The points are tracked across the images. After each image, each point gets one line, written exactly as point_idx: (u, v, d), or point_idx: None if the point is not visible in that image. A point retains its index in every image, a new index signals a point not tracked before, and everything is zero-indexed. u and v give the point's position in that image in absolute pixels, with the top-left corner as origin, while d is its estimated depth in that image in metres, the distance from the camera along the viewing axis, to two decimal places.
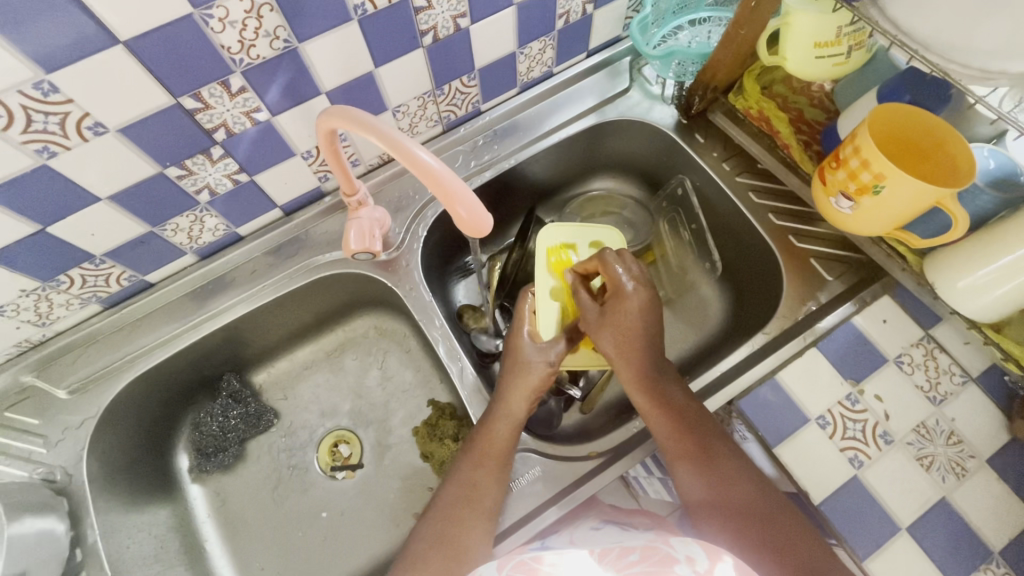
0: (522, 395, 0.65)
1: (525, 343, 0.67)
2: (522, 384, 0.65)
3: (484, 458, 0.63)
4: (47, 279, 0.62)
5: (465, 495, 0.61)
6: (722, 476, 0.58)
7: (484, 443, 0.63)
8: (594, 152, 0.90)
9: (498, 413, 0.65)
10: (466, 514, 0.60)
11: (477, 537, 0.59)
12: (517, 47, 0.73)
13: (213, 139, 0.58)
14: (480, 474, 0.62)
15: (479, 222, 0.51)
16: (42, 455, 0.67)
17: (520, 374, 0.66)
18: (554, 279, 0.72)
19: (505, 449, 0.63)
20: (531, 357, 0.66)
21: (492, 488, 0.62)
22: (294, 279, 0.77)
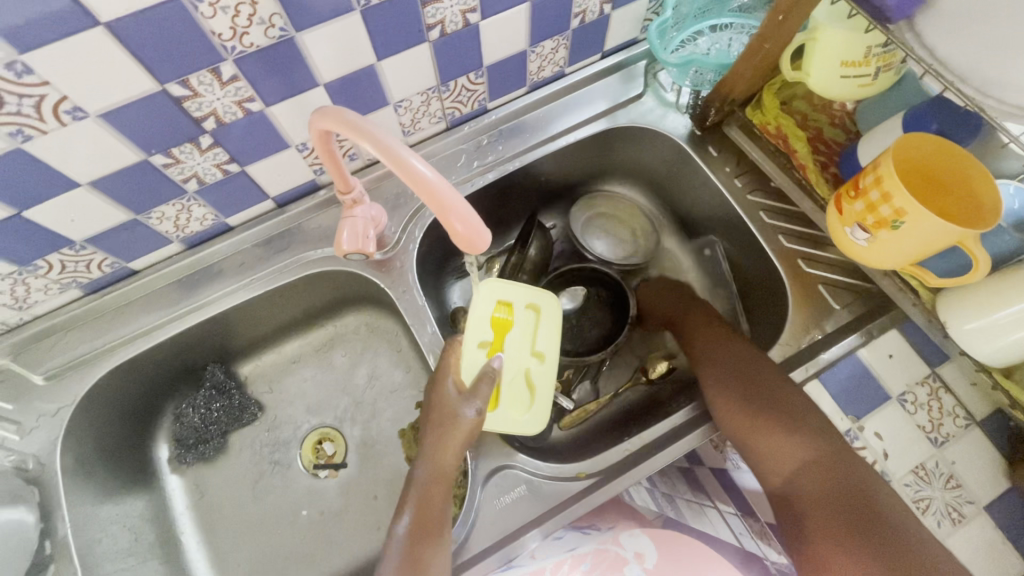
0: (454, 450, 0.61)
1: (451, 396, 0.63)
2: (451, 440, 0.61)
3: (423, 525, 0.58)
4: (23, 263, 0.59)
5: (408, 569, 0.56)
6: (834, 478, 0.57)
7: (421, 511, 0.59)
8: (604, 158, 0.87)
9: (430, 473, 0.61)
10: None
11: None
12: (529, 46, 0.69)
13: (202, 128, 0.55)
14: (423, 544, 0.57)
15: (473, 235, 0.46)
16: (15, 442, 0.65)
17: (449, 428, 0.61)
18: (487, 333, 0.70)
19: (440, 515, 0.59)
20: (456, 409, 0.62)
21: (433, 558, 0.57)
22: (285, 273, 0.75)
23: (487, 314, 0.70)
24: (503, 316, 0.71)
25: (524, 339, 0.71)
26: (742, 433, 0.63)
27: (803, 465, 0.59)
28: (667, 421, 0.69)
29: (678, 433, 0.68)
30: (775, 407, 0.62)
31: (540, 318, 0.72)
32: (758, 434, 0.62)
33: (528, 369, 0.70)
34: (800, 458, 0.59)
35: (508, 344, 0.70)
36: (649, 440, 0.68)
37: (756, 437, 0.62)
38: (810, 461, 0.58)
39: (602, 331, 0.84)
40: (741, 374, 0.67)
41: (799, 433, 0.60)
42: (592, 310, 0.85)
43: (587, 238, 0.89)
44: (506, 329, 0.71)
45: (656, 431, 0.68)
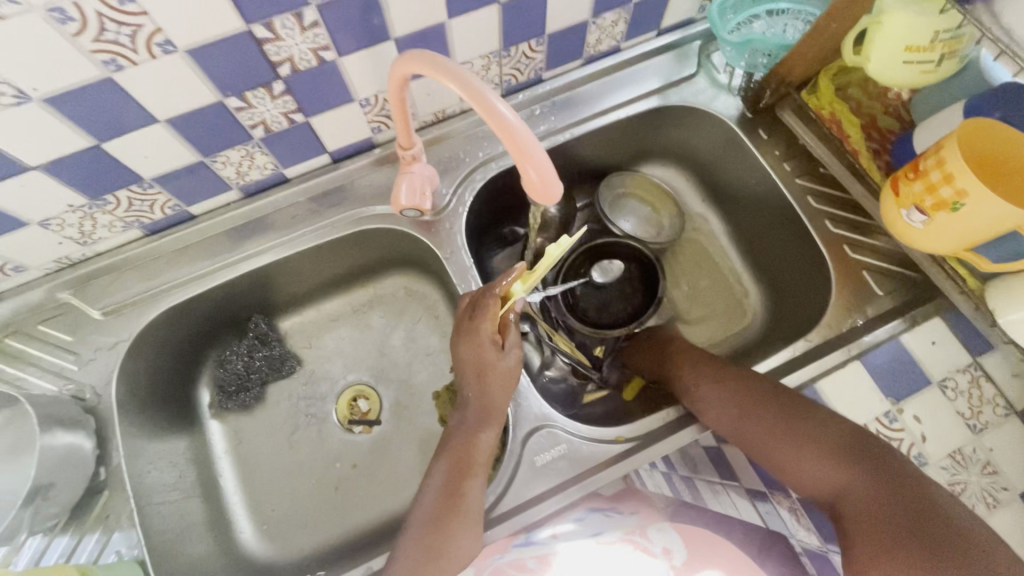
0: (502, 397, 0.64)
1: (487, 347, 0.64)
2: (496, 385, 0.64)
3: (461, 461, 0.61)
4: (95, 197, 0.61)
5: (448, 502, 0.59)
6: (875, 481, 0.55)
7: (467, 452, 0.62)
8: (651, 136, 0.88)
9: (475, 416, 0.64)
10: (448, 520, 0.58)
11: (464, 535, 0.58)
12: (591, 16, 0.70)
13: (277, 73, 0.57)
14: (464, 481, 0.60)
15: (548, 193, 0.47)
16: (74, 372, 0.68)
17: (494, 376, 0.64)
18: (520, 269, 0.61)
19: (487, 455, 0.62)
20: (498, 356, 0.64)
21: (476, 492, 0.60)
22: (337, 228, 0.76)
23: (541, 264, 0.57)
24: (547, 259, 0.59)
25: None
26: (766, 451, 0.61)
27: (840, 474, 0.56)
28: None
29: None
30: (784, 412, 0.62)
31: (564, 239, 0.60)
32: (781, 444, 0.60)
33: None
34: (829, 461, 0.57)
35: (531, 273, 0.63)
36: (684, 412, 0.69)
37: (769, 439, 0.61)
38: (840, 463, 0.57)
39: (628, 309, 0.83)
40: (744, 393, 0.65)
41: (813, 438, 0.59)
42: (622, 287, 0.84)
43: (617, 218, 0.91)
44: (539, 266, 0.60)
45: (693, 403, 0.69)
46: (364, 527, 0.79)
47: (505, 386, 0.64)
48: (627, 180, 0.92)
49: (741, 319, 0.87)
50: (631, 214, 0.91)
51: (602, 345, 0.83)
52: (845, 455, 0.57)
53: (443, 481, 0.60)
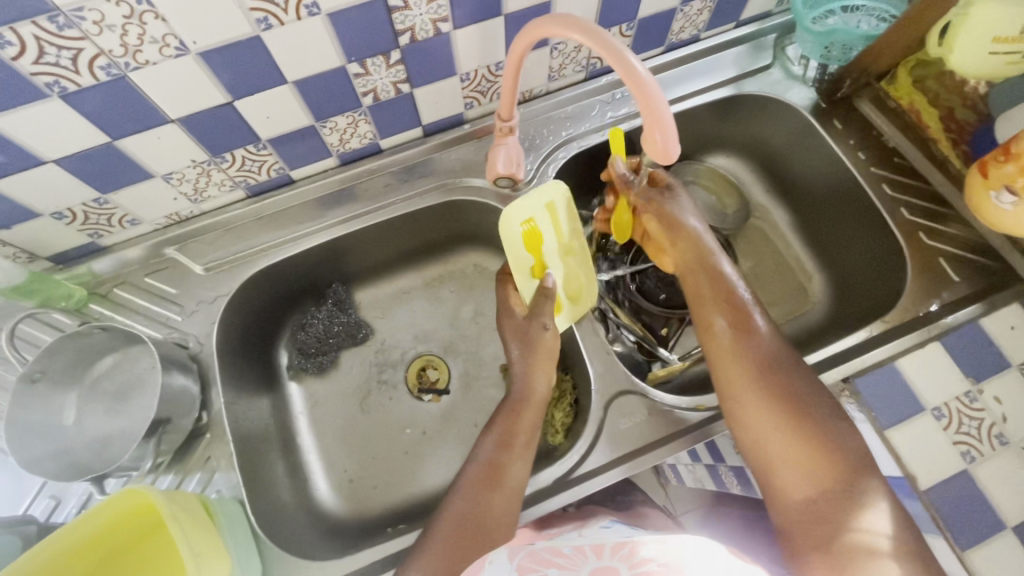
0: (544, 384, 0.68)
1: (522, 321, 0.70)
2: (538, 362, 0.68)
3: (509, 437, 0.64)
4: (214, 154, 0.65)
5: (491, 469, 0.61)
6: (823, 458, 0.54)
7: (512, 429, 0.65)
8: (722, 125, 0.90)
9: (520, 397, 0.67)
10: (489, 490, 0.60)
11: (503, 510, 0.59)
12: (679, 3, 0.73)
13: (398, 42, 0.60)
14: (510, 454, 0.63)
15: (665, 153, 0.50)
16: (177, 322, 0.71)
17: (535, 352, 0.69)
18: (527, 257, 0.70)
19: (529, 433, 0.65)
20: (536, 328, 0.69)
21: (517, 469, 0.62)
22: (423, 199, 0.80)
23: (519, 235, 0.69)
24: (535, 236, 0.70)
25: (554, 239, 0.71)
26: (742, 411, 0.59)
27: (794, 461, 0.55)
28: None
29: None
30: (773, 366, 0.60)
31: (557, 216, 0.71)
32: (751, 404, 0.59)
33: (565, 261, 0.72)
34: (784, 417, 0.57)
35: (546, 255, 0.71)
36: None
37: (741, 378, 0.60)
38: (799, 429, 0.56)
39: None
40: (750, 358, 0.61)
41: (782, 393, 0.58)
42: None
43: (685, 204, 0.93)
44: (541, 244, 0.70)
45: None
46: (432, 491, 0.81)
47: (543, 368, 0.68)
48: (693, 168, 0.94)
49: (808, 306, 0.88)
50: (696, 202, 0.93)
51: (667, 327, 0.86)
52: (813, 428, 0.56)
53: (489, 451, 0.63)
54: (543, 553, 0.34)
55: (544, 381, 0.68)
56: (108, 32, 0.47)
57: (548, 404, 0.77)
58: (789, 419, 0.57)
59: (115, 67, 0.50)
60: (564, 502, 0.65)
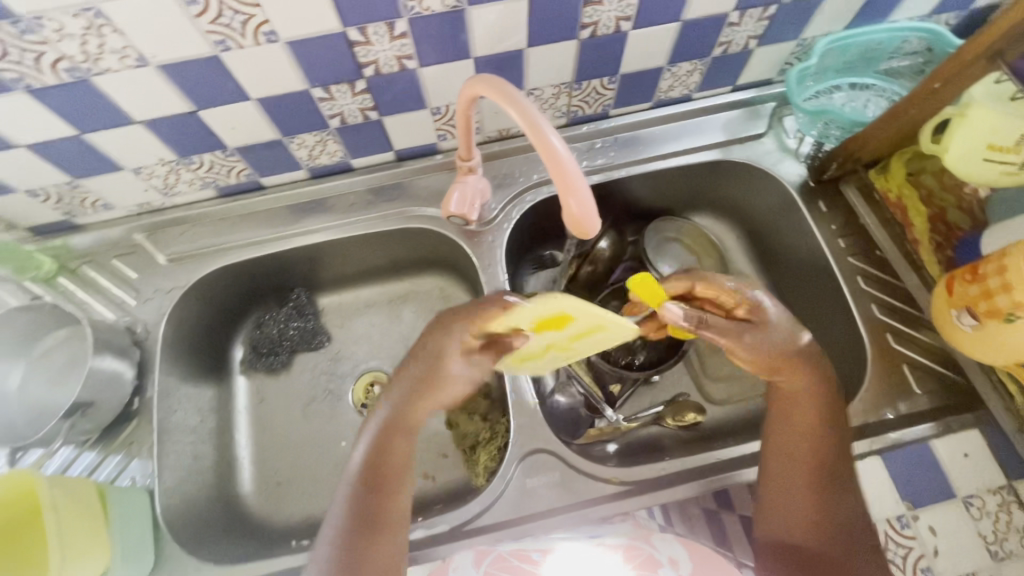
0: (442, 399, 0.60)
1: (423, 375, 0.58)
2: (425, 395, 0.58)
3: (383, 473, 0.57)
4: (182, 155, 0.67)
5: (366, 511, 0.56)
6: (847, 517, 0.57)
7: (381, 470, 0.57)
8: (708, 187, 0.87)
9: (390, 426, 0.58)
10: (369, 532, 0.55)
11: (394, 548, 0.56)
12: (666, 63, 0.72)
13: (362, 73, 0.61)
14: (384, 489, 0.57)
15: (582, 225, 0.49)
16: (132, 307, 0.75)
17: (422, 389, 0.58)
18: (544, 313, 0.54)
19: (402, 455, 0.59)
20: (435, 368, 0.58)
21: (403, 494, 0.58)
22: (388, 221, 0.80)
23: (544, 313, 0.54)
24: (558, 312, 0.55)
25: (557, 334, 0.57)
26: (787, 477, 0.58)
27: (807, 530, 0.56)
28: (709, 454, 0.69)
29: (713, 471, 0.68)
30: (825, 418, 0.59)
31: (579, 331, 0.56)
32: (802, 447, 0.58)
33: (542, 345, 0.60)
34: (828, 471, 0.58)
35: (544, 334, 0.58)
36: (688, 467, 0.68)
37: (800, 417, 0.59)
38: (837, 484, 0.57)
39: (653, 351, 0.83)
40: (821, 447, 0.58)
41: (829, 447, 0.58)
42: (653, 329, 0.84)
43: (658, 260, 0.89)
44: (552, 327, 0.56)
45: (699, 462, 0.68)
46: None
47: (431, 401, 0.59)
48: (674, 226, 0.90)
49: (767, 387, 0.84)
50: (672, 259, 0.89)
51: (619, 385, 0.83)
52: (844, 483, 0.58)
53: (356, 499, 0.56)
54: (503, 557, 0.59)
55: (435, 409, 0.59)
56: (68, 41, 0.50)
57: (477, 445, 0.76)
58: (828, 499, 0.57)
59: (78, 71, 0.53)
60: (457, 551, 0.65)
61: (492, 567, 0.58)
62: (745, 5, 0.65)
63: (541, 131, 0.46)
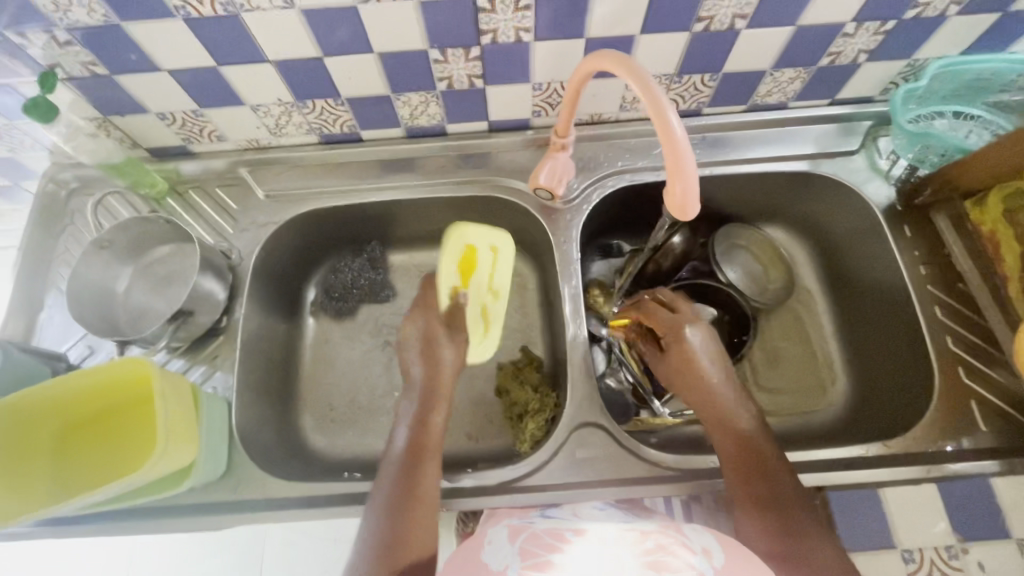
0: (444, 385, 0.70)
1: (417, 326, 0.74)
2: (442, 374, 0.71)
3: (416, 451, 0.66)
4: (299, 98, 0.72)
5: (407, 489, 0.63)
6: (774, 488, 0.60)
7: (415, 458, 0.65)
8: (787, 199, 0.87)
9: (425, 403, 0.69)
10: (410, 504, 0.62)
11: (428, 521, 0.62)
12: (770, 67, 0.72)
13: (479, 39, 0.64)
14: (420, 467, 0.65)
15: (681, 208, 0.52)
16: (229, 234, 0.80)
17: (437, 362, 0.71)
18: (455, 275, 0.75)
19: (435, 441, 0.67)
20: (443, 340, 0.73)
21: (432, 470, 0.65)
22: (470, 187, 0.83)
23: (458, 253, 0.75)
24: (472, 257, 0.76)
25: (485, 277, 0.78)
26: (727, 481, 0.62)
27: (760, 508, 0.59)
28: None
29: None
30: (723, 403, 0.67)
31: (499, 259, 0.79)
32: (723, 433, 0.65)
33: (484, 304, 0.78)
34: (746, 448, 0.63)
35: (471, 282, 0.76)
36: None
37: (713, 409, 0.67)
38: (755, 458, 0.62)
39: None
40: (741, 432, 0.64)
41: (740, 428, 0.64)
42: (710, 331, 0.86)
43: (724, 264, 0.90)
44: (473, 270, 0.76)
45: None
46: None
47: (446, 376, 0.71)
48: (744, 234, 0.91)
49: (821, 406, 0.83)
50: (739, 266, 0.90)
51: None
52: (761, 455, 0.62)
53: (392, 478, 0.64)
54: (536, 536, 0.55)
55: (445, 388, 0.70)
56: None
57: (526, 413, 0.79)
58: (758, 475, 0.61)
59: (231, 5, 0.58)
60: (500, 505, 0.68)
61: (526, 544, 0.53)
62: (863, 17, 0.65)
63: (662, 108, 0.48)
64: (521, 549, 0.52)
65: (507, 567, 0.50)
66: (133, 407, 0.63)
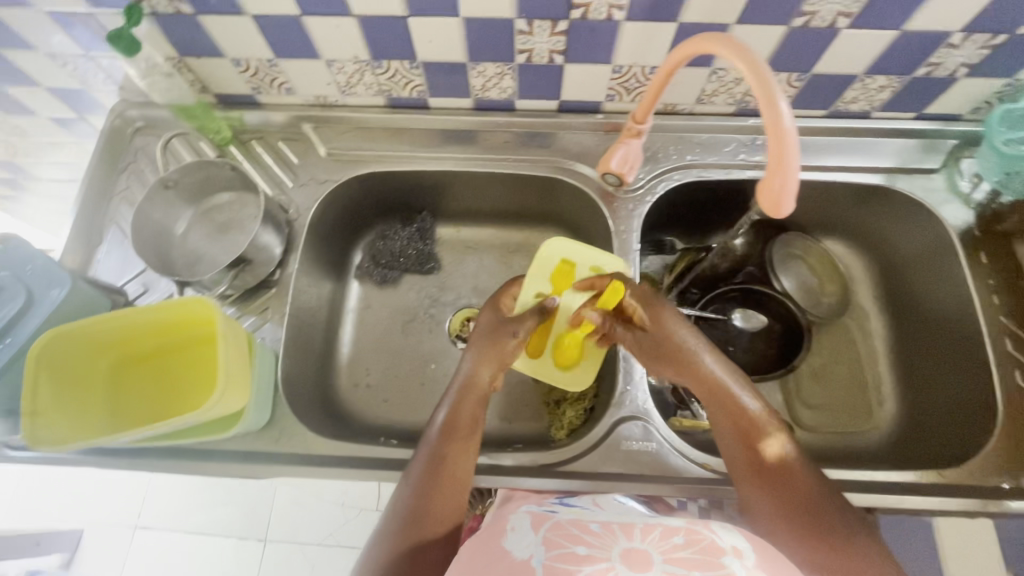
0: (487, 366, 0.68)
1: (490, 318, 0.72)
2: (491, 355, 0.68)
3: (450, 429, 0.64)
4: (375, 58, 0.71)
5: (438, 464, 0.62)
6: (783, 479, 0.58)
7: (447, 434, 0.64)
8: (854, 213, 0.84)
9: (465, 382, 0.67)
10: (437, 482, 0.61)
11: (454, 500, 0.61)
12: (862, 73, 0.69)
13: (569, 13, 0.62)
14: (452, 444, 0.64)
15: (776, 205, 0.50)
16: (288, 188, 0.80)
17: (494, 346, 0.69)
18: (546, 284, 0.78)
19: (470, 422, 0.65)
20: (504, 327, 0.70)
21: (464, 452, 0.64)
22: (532, 166, 0.82)
23: (552, 266, 0.79)
24: (566, 271, 0.78)
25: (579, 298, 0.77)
26: (733, 471, 0.60)
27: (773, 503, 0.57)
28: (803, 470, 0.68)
29: None
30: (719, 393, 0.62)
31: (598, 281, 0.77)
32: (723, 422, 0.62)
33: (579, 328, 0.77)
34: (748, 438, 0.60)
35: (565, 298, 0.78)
36: None
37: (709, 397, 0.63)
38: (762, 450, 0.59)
39: (752, 361, 0.82)
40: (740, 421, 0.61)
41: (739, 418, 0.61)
42: (759, 338, 0.83)
43: (780, 272, 0.88)
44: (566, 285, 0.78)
45: None
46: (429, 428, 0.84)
47: (494, 361, 0.68)
48: (803, 243, 0.89)
49: (865, 427, 0.81)
50: (794, 276, 0.88)
51: None
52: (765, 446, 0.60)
53: (427, 454, 0.63)
54: (560, 526, 0.51)
55: (490, 374, 0.68)
56: None
57: (565, 400, 0.79)
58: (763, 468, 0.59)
59: None
60: (537, 487, 0.67)
61: (550, 534, 0.49)
62: (973, 28, 0.62)
63: (771, 101, 0.46)
64: (546, 539, 0.48)
65: (530, 558, 0.47)
66: (186, 349, 0.64)
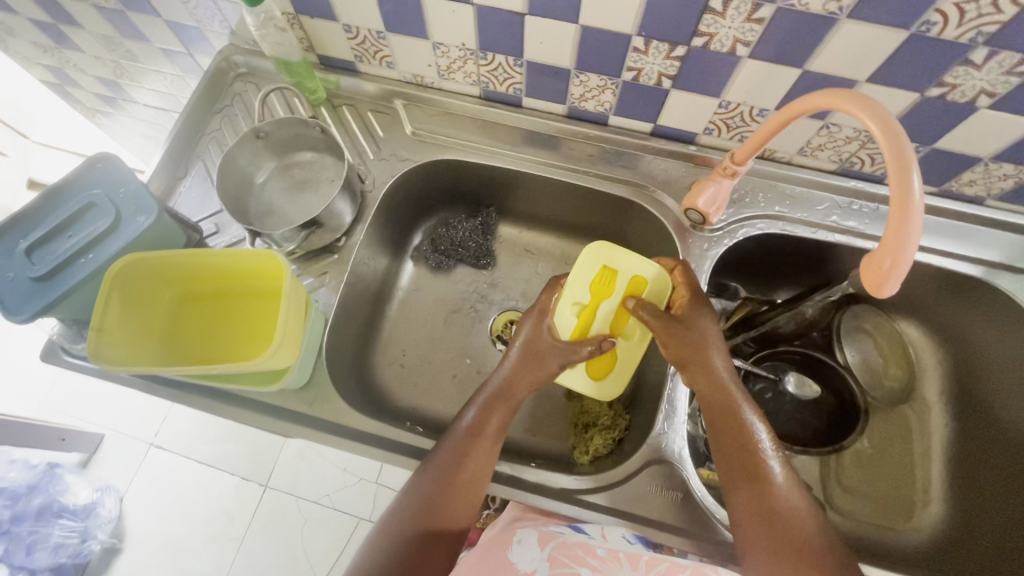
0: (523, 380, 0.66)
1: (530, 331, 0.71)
2: (529, 372, 0.67)
3: (473, 433, 0.63)
4: (481, 48, 0.71)
5: (455, 464, 0.61)
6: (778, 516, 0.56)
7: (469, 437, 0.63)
8: (939, 299, 0.79)
9: (498, 391, 0.66)
10: (451, 484, 0.60)
11: (465, 506, 0.60)
12: (988, 157, 0.65)
13: (691, 40, 0.60)
14: (473, 447, 0.62)
15: (879, 283, 0.50)
16: (368, 159, 0.81)
17: (534, 363, 0.68)
18: (584, 295, 0.73)
19: (495, 430, 0.64)
20: (545, 346, 0.69)
21: (484, 460, 0.62)
22: (611, 185, 0.80)
23: (589, 274, 0.73)
24: (605, 279, 0.73)
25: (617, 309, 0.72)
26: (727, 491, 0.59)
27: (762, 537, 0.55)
28: None
29: None
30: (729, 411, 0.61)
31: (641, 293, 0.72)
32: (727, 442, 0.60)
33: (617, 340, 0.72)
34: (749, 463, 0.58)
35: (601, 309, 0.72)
36: None
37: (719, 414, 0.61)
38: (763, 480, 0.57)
39: (798, 431, 0.79)
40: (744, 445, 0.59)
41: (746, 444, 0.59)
42: (810, 408, 0.80)
43: (845, 343, 0.82)
44: (604, 294, 0.72)
45: None
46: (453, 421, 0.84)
47: (529, 377, 0.67)
48: (874, 319, 0.84)
49: (903, 524, 0.76)
50: (860, 351, 0.83)
51: None
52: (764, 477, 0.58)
53: (446, 450, 0.62)
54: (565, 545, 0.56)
55: (524, 391, 0.66)
56: None
57: (594, 425, 0.77)
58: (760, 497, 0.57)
59: None
60: (552, 508, 0.66)
61: (555, 552, 0.55)
62: None
63: (905, 171, 0.45)
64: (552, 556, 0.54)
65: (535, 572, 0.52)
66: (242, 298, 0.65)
